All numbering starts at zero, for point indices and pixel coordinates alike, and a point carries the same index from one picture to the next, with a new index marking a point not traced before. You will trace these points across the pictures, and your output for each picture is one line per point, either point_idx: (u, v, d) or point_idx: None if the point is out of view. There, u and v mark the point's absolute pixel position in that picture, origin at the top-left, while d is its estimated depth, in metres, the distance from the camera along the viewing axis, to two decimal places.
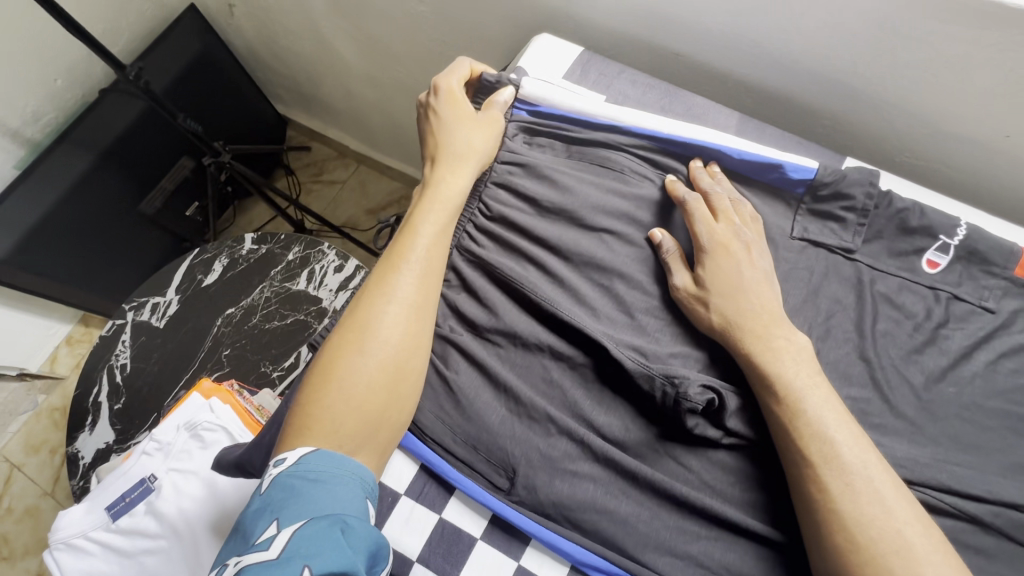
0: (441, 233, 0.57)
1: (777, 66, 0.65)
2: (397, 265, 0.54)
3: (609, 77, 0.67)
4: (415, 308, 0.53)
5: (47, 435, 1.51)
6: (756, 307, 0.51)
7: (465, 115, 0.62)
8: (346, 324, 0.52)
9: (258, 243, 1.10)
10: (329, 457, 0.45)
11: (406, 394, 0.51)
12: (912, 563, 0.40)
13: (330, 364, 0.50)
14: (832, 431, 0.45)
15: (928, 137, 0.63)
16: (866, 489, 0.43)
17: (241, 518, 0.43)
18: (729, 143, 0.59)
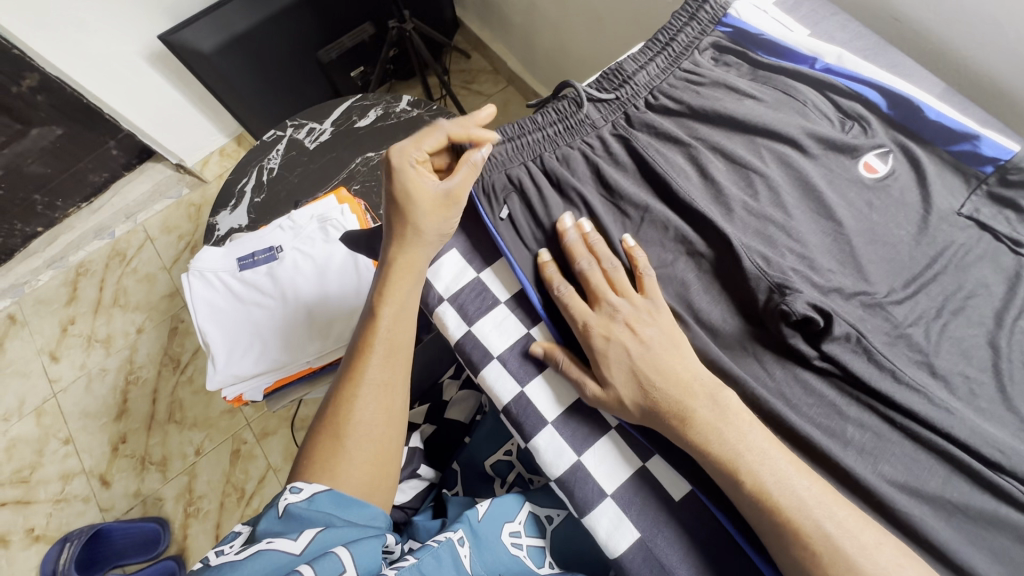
0: (403, 308, 0.59)
1: (1006, 52, 0.61)
2: (364, 353, 0.58)
3: (818, 15, 0.66)
4: (389, 386, 0.57)
5: (180, 223, 1.73)
6: (660, 389, 0.48)
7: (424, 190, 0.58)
8: (327, 415, 0.56)
9: (412, 106, 1.19)
10: (334, 499, 0.50)
11: (390, 453, 0.56)
12: None
13: (317, 452, 0.54)
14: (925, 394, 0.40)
15: None
16: None
17: (255, 529, 0.49)
18: (931, 103, 0.57)
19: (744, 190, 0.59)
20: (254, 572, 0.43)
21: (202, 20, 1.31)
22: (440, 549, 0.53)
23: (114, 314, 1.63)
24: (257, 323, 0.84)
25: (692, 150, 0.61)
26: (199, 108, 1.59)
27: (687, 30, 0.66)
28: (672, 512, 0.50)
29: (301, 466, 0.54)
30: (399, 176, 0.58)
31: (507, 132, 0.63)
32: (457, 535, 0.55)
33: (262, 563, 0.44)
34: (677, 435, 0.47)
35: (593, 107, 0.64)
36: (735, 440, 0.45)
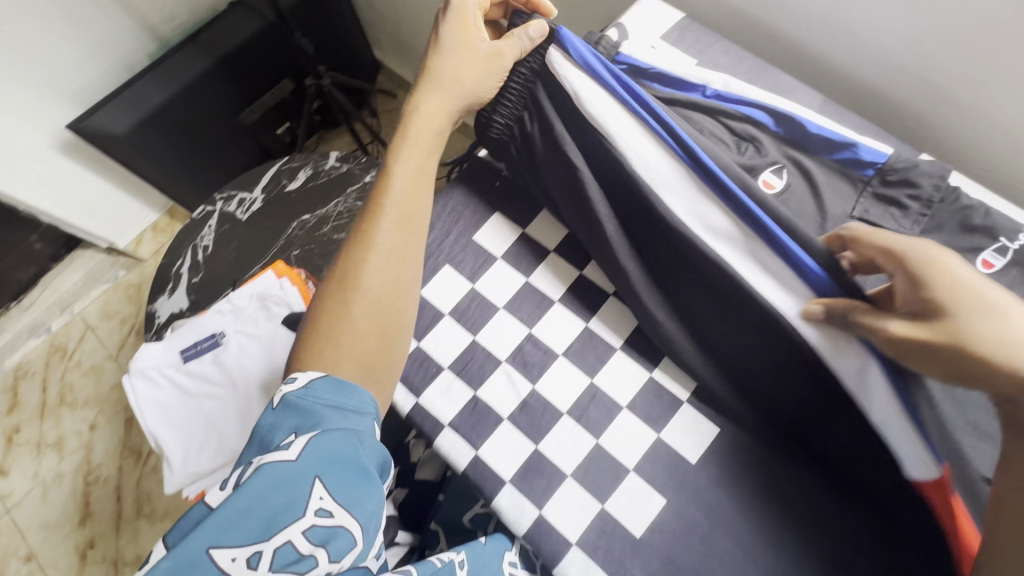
0: (413, 181, 0.58)
1: (873, 60, 0.67)
2: (374, 216, 0.56)
3: (703, 44, 0.70)
4: (398, 256, 0.55)
5: (121, 306, 1.67)
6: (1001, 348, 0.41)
7: (465, 54, 0.58)
8: (336, 275, 0.55)
9: (341, 161, 1.19)
10: (333, 384, 0.50)
11: (394, 330, 0.55)
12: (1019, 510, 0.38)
13: (323, 308, 0.54)
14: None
15: (1008, 150, 0.64)
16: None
17: (254, 429, 0.49)
18: (812, 118, 0.62)
19: None
20: (254, 491, 0.42)
21: (108, 105, 1.27)
22: (440, 569, 0.52)
23: (62, 415, 1.55)
24: (210, 414, 0.82)
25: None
26: (123, 188, 1.54)
27: None
28: (636, 549, 0.51)
29: (308, 324, 0.55)
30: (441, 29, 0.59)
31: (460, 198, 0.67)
32: (459, 557, 0.54)
33: (260, 478, 0.42)
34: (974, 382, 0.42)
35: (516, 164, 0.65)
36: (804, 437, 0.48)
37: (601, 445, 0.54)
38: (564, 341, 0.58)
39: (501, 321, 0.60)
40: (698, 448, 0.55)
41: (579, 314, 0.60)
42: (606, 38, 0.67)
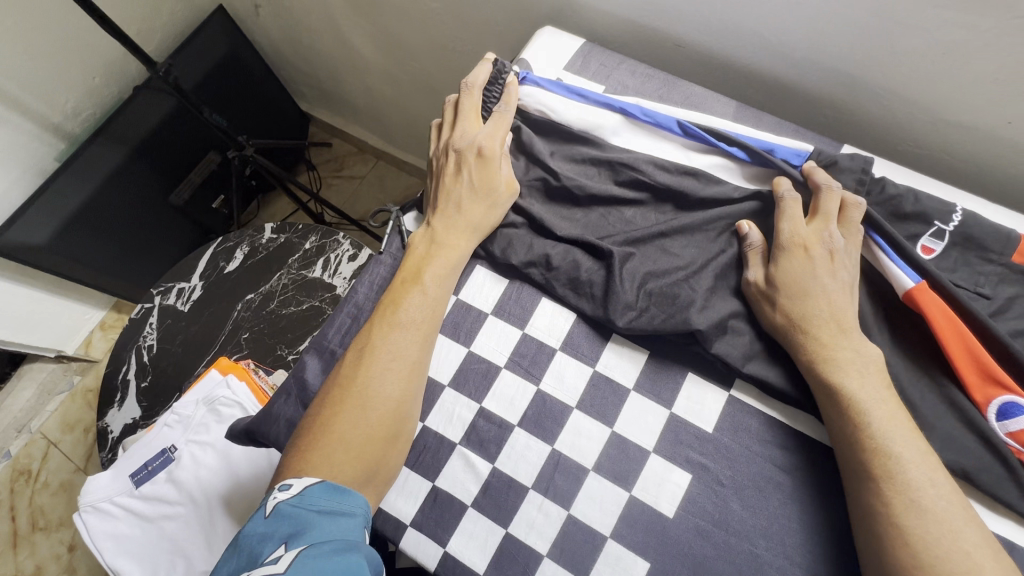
0: (438, 290, 0.56)
1: (781, 57, 0.65)
2: (396, 319, 0.54)
3: (608, 68, 0.68)
4: (414, 365, 0.53)
5: (82, 414, 1.59)
6: (825, 318, 0.50)
7: (485, 177, 0.59)
8: (346, 374, 0.53)
9: (277, 232, 1.15)
10: (330, 490, 0.46)
11: (400, 444, 0.52)
12: (926, 523, 0.42)
13: (331, 399, 0.52)
14: (875, 393, 0.47)
15: (929, 125, 0.62)
16: (886, 417, 0.46)
17: (240, 541, 0.44)
18: (726, 126, 0.61)
19: (611, 228, 0.59)
20: None
21: (41, 199, 1.13)
22: None
23: (37, 542, 1.46)
24: (174, 537, 0.77)
25: (625, 163, 0.60)
26: (60, 294, 1.46)
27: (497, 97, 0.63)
28: None
29: (309, 418, 0.52)
30: (461, 123, 0.61)
31: (396, 253, 0.63)
32: None
33: None
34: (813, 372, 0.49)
35: None
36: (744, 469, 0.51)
37: (573, 516, 0.51)
38: (517, 409, 0.55)
39: (448, 400, 0.56)
40: (674, 500, 0.50)
41: (529, 377, 0.56)
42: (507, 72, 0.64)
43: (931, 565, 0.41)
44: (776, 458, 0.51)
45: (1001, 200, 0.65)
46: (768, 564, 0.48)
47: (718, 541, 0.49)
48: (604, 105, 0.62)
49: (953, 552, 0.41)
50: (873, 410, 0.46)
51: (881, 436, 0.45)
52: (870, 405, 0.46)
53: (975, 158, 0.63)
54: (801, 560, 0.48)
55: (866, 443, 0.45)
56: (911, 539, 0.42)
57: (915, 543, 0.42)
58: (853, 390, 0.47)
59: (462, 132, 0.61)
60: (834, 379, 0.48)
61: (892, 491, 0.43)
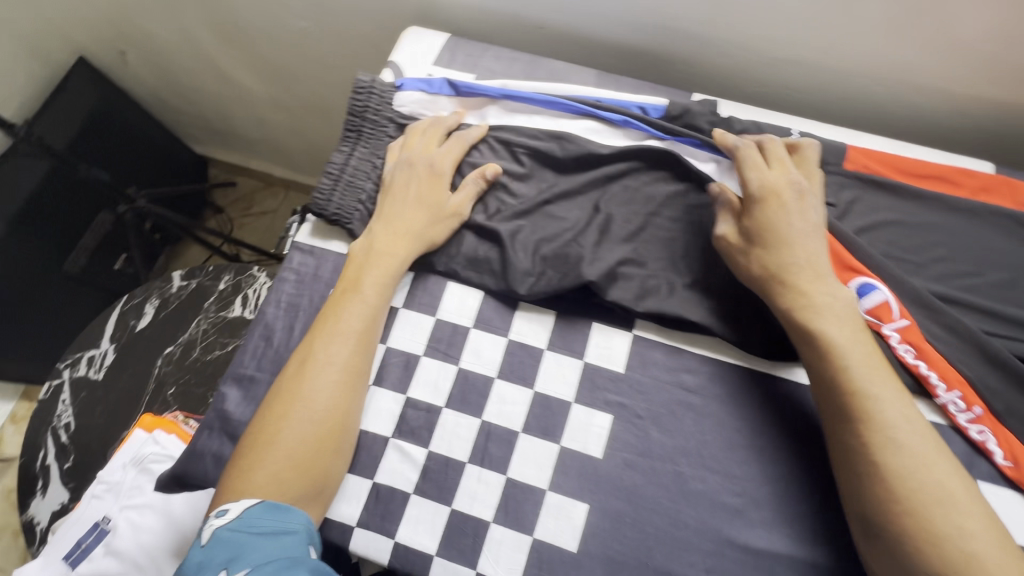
0: (378, 299, 0.56)
1: (629, 24, 0.70)
2: (332, 328, 0.55)
3: (475, 57, 0.71)
4: (353, 373, 0.53)
5: (9, 518, 1.45)
6: (802, 263, 0.52)
7: (428, 193, 0.60)
8: (285, 387, 0.53)
9: (187, 278, 1.11)
10: (270, 509, 0.47)
11: (343, 452, 0.52)
12: (905, 459, 0.44)
13: (270, 413, 0.52)
14: (851, 337, 0.49)
15: (765, 66, 0.70)
16: (868, 362, 0.48)
17: (185, 565, 0.46)
18: (588, 92, 0.65)
19: (501, 204, 0.62)
20: None
21: None
22: None
23: None
24: None
25: (505, 142, 0.63)
26: None
27: (370, 99, 0.64)
28: (578, 565, 0.50)
29: (249, 431, 0.52)
30: (420, 138, 0.62)
31: (298, 268, 0.63)
32: None
33: None
34: (795, 321, 0.51)
35: (361, 189, 0.62)
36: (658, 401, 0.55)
37: (511, 478, 0.53)
38: (442, 392, 0.56)
39: (374, 398, 0.57)
40: (601, 442, 0.54)
41: (448, 359, 0.58)
42: (379, 82, 0.64)
43: (908, 495, 0.43)
44: (684, 381, 0.55)
45: (839, 122, 0.73)
46: (692, 478, 0.52)
47: (646, 468, 0.52)
48: (478, 92, 0.65)
49: (927, 482, 0.44)
50: (852, 358, 0.48)
51: (862, 382, 0.47)
52: (850, 349, 0.49)
53: (811, 88, 0.70)
54: (719, 467, 0.52)
55: (841, 380, 0.48)
56: (891, 476, 0.44)
57: (894, 478, 0.44)
58: (834, 336, 0.49)
59: (414, 149, 0.61)
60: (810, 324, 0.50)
61: (871, 430, 0.46)
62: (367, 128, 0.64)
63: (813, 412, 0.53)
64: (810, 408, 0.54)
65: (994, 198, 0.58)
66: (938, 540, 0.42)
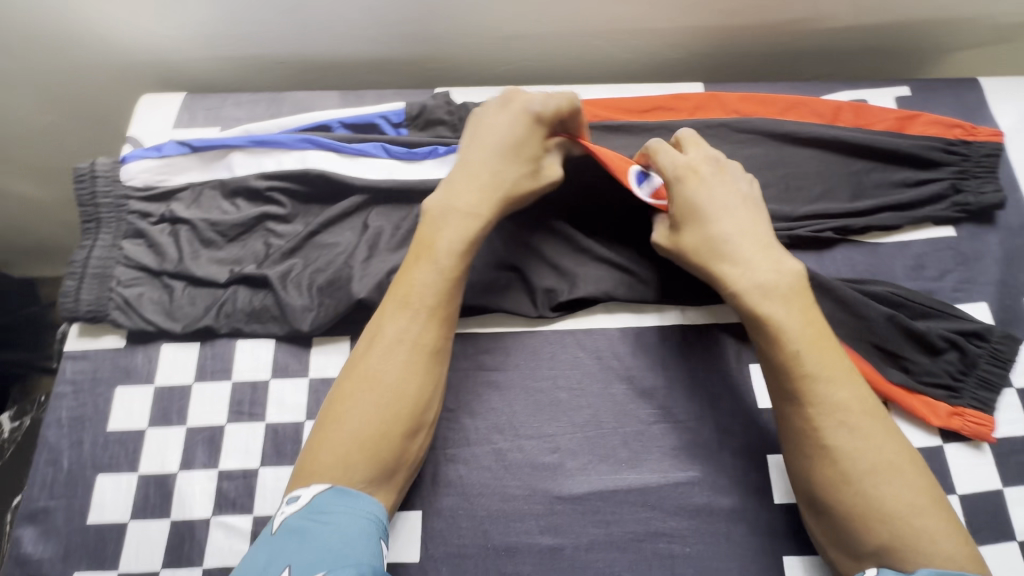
0: (439, 271, 0.52)
1: (360, 40, 0.71)
2: (400, 305, 0.51)
3: (216, 109, 0.69)
4: (424, 348, 0.51)
5: None
6: (732, 236, 0.51)
7: (476, 162, 0.54)
8: (354, 368, 0.50)
9: (15, 416, 0.89)
10: (343, 494, 0.46)
11: (409, 437, 0.49)
12: (853, 427, 0.46)
13: (407, 369, 0.50)
14: (792, 310, 0.48)
15: (500, 47, 0.72)
16: (818, 336, 0.48)
17: (246, 560, 0.42)
18: (329, 116, 0.66)
19: (268, 249, 0.61)
20: None
21: None
22: None
23: None
24: None
25: (254, 187, 0.62)
26: None
27: (98, 184, 0.61)
28: (424, 572, 0.51)
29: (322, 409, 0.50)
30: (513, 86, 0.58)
31: (74, 378, 0.58)
32: None
33: None
34: (736, 301, 0.50)
35: (115, 278, 0.59)
36: (464, 389, 0.56)
37: None
38: (255, 453, 0.55)
39: (184, 484, 0.54)
40: None
41: (253, 418, 0.56)
42: (100, 164, 0.61)
43: (860, 476, 0.45)
44: (485, 362, 0.57)
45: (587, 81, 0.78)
46: (511, 450, 0.54)
47: (466, 456, 0.54)
48: (214, 144, 0.63)
49: (874, 459, 0.45)
50: (799, 335, 0.48)
51: (809, 365, 0.47)
52: (798, 330, 0.48)
53: (547, 59, 0.74)
54: (532, 430, 0.54)
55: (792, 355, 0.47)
56: (836, 456, 0.45)
57: (840, 456, 0.45)
58: (781, 319, 0.48)
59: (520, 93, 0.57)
60: (759, 309, 0.49)
61: (821, 411, 0.46)
62: (105, 214, 0.61)
63: (604, 351, 0.57)
64: (600, 348, 0.57)
65: (709, 113, 0.65)
66: (884, 508, 0.44)
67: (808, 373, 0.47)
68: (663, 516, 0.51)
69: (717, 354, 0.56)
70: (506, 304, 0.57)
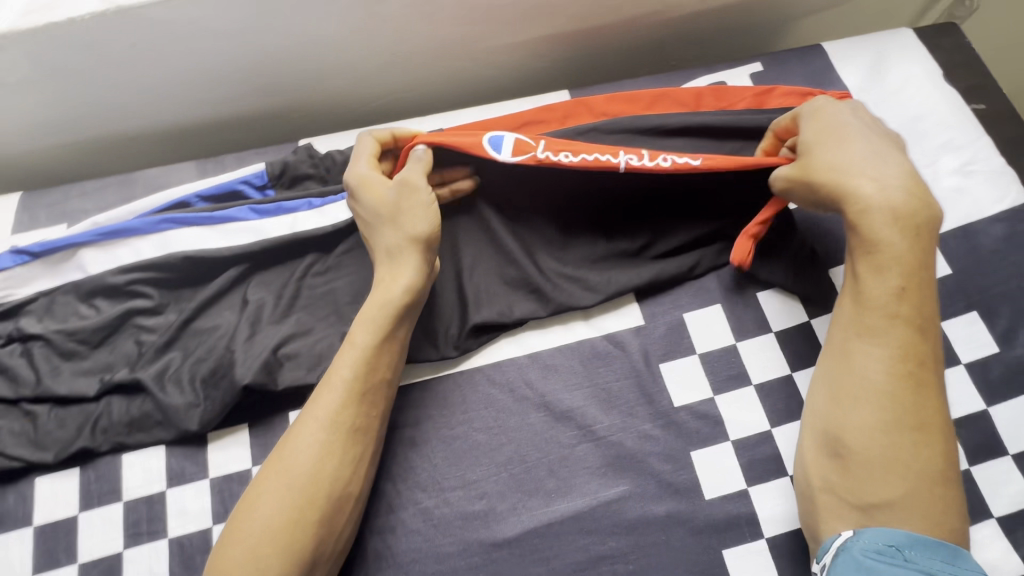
0: (377, 340, 0.49)
1: (211, 102, 0.67)
2: (337, 376, 0.48)
3: (61, 202, 0.63)
4: (354, 426, 0.48)
5: None
6: (867, 158, 0.49)
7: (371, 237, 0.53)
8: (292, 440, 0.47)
9: None
10: None
11: (329, 521, 0.46)
12: (922, 386, 0.45)
13: (322, 453, 0.47)
14: (907, 248, 0.46)
15: (362, 84, 0.69)
16: (919, 279, 0.47)
17: None
18: (187, 191, 0.61)
19: (140, 348, 0.56)
20: None
21: None
22: None
23: None
24: None
25: (111, 284, 0.57)
26: None
27: None
28: None
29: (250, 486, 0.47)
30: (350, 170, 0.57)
31: None
32: None
33: None
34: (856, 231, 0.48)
35: None
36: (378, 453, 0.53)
37: None
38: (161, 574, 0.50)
39: None
40: None
41: (153, 536, 0.51)
42: None
43: (905, 433, 0.45)
44: (396, 420, 0.54)
45: (462, 103, 0.77)
46: (437, 506, 0.51)
47: (391, 523, 0.51)
48: (59, 246, 0.58)
49: (920, 420, 0.45)
50: (906, 277, 0.46)
51: (909, 306, 0.46)
52: (896, 264, 0.47)
53: (414, 89, 0.72)
54: (455, 479, 0.52)
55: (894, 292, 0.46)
56: (914, 412, 0.45)
57: (918, 411, 0.45)
58: (898, 247, 0.46)
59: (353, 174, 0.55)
60: (873, 231, 0.47)
61: (909, 361, 0.45)
62: None
63: (516, 382, 0.55)
64: (512, 380, 0.55)
65: (579, 119, 0.65)
66: (892, 476, 0.44)
67: (909, 314, 0.46)
68: (602, 538, 0.50)
69: (627, 361, 0.56)
70: (407, 356, 0.55)
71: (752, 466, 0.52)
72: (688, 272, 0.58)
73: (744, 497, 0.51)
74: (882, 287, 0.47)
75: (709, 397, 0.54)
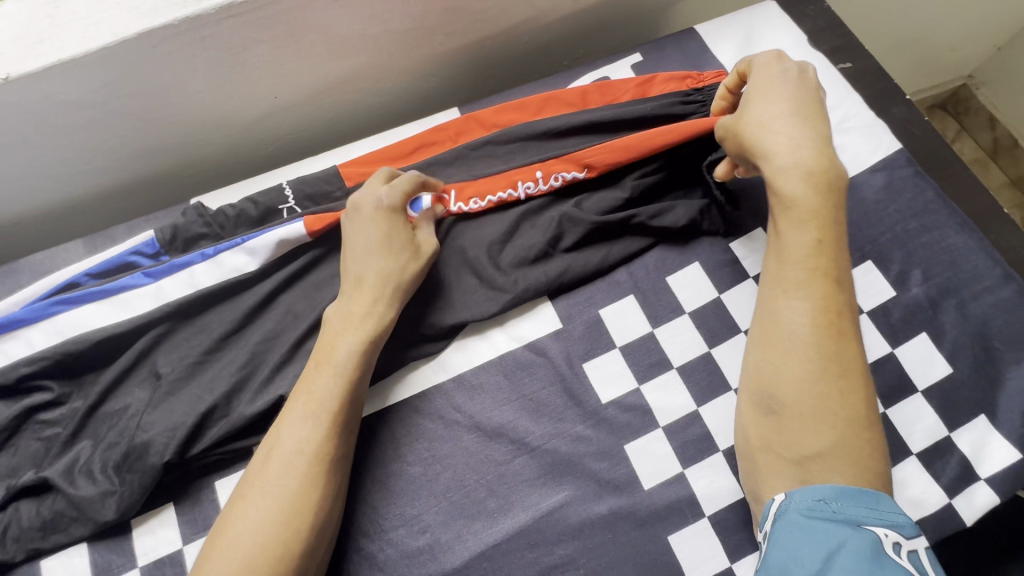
0: (342, 371, 0.48)
1: (90, 171, 0.64)
2: (300, 411, 0.47)
3: None
4: (317, 462, 0.45)
5: None
6: (799, 117, 0.51)
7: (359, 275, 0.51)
8: (254, 483, 0.45)
9: None
10: None
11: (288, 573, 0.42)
12: (842, 333, 0.47)
13: (291, 489, 0.44)
14: (834, 205, 0.49)
15: (248, 130, 0.68)
16: (835, 231, 0.49)
17: None
18: (74, 271, 0.58)
19: (45, 445, 0.53)
20: None
21: None
22: None
23: None
24: None
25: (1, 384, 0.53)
26: None
27: None
28: None
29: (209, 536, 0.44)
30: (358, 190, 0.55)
31: None
32: None
33: None
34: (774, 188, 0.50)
35: None
36: None
37: None
38: None
39: None
40: None
41: None
42: None
43: (840, 377, 0.46)
44: None
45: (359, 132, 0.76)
46: (379, 549, 0.50)
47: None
48: None
49: (845, 365, 0.47)
50: (821, 229, 0.49)
51: (822, 256, 0.48)
52: (806, 227, 0.49)
53: (305, 125, 0.71)
54: (394, 516, 0.51)
55: (809, 244, 0.48)
56: (841, 358, 0.47)
57: (841, 357, 0.47)
58: (806, 204, 0.49)
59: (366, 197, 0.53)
60: (786, 187, 0.49)
61: (830, 308, 0.47)
62: None
63: (442, 407, 0.55)
64: (438, 407, 0.55)
65: (472, 135, 0.65)
66: (821, 424, 0.45)
67: (827, 263, 0.48)
68: (549, 548, 0.50)
69: (550, 367, 0.56)
70: None
71: (683, 449, 0.53)
72: (595, 269, 0.58)
73: (680, 481, 0.52)
74: (800, 241, 0.49)
75: (634, 388, 0.55)
